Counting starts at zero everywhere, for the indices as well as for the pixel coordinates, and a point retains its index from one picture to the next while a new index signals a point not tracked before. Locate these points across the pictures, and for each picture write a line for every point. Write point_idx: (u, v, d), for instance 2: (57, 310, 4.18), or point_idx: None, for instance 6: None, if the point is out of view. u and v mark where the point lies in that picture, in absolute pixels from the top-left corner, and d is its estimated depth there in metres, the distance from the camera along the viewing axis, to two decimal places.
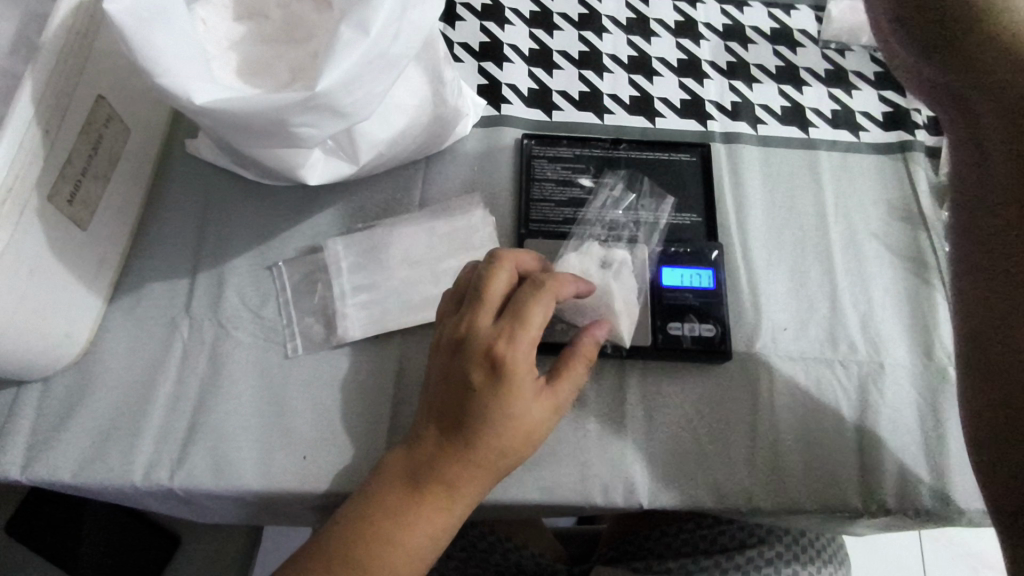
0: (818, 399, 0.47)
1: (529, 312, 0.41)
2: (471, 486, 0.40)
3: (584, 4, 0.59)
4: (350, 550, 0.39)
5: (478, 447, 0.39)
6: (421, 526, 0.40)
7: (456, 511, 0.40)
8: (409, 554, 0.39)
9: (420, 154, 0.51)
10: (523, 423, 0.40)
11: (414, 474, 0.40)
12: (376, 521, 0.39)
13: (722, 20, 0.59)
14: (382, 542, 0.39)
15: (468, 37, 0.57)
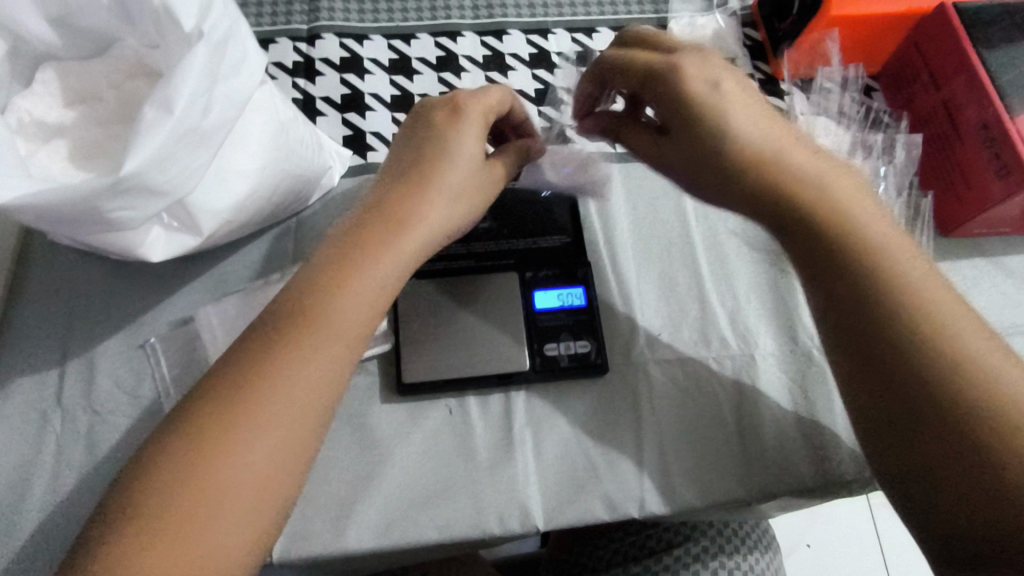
0: (696, 395, 0.49)
1: (428, 155, 0.41)
2: (339, 330, 0.36)
3: (441, 46, 0.62)
4: (222, 395, 0.33)
5: (374, 249, 0.37)
6: (255, 408, 0.33)
7: (301, 391, 0.34)
8: (285, 399, 0.34)
9: (285, 213, 0.51)
10: (386, 269, 0.37)
11: (245, 352, 0.34)
12: (256, 361, 0.34)
13: (573, 47, 0.62)
14: (212, 435, 0.32)
15: (329, 91, 0.59)
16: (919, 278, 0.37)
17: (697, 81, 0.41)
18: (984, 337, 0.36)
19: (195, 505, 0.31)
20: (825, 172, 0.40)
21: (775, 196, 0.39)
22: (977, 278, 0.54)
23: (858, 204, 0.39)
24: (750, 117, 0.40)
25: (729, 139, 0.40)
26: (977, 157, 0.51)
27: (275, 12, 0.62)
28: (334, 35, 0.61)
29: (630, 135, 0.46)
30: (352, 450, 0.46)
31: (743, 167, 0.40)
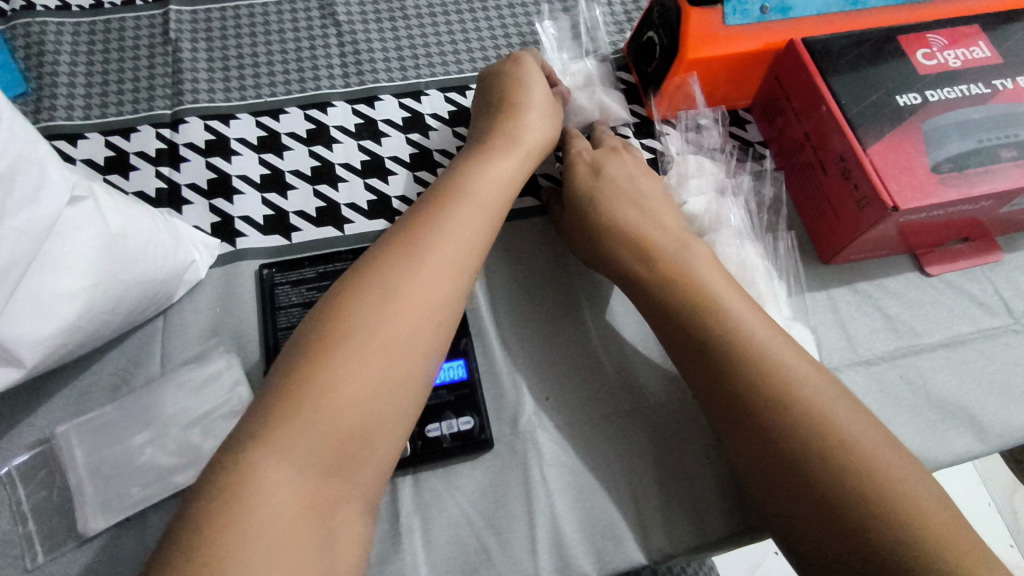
0: (588, 457, 0.48)
1: (466, 167, 0.46)
2: (442, 261, 0.40)
3: (311, 119, 0.60)
4: (324, 343, 0.35)
5: (450, 199, 0.43)
6: (350, 388, 0.34)
7: (387, 380, 0.36)
8: (415, 322, 0.37)
9: (147, 314, 0.49)
10: (483, 191, 0.44)
11: (325, 338, 0.36)
12: (348, 305, 0.37)
13: (447, 107, 0.62)
14: (307, 418, 0.33)
15: (195, 177, 0.57)
16: (773, 346, 0.41)
17: (583, 176, 0.52)
18: (829, 387, 0.39)
19: (294, 492, 0.32)
20: (697, 255, 0.46)
21: (653, 280, 0.46)
22: (857, 304, 0.54)
23: (704, 269, 0.45)
24: (649, 220, 0.49)
25: (608, 221, 0.49)
26: (840, 191, 0.52)
27: (137, 98, 0.60)
28: (198, 118, 0.59)
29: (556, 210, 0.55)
30: None
31: (632, 250, 0.47)
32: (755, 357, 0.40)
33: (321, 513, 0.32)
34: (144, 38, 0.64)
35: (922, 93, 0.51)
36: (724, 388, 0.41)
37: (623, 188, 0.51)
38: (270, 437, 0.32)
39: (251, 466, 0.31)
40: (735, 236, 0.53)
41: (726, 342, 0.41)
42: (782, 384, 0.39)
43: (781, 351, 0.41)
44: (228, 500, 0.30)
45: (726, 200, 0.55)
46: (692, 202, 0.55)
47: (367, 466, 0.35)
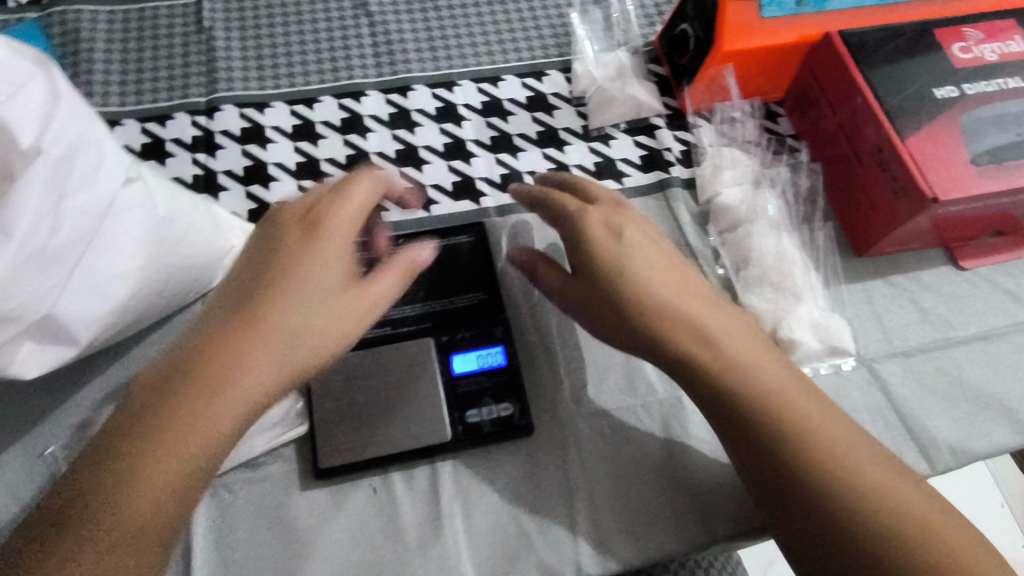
0: (626, 444, 0.48)
1: (302, 266, 0.37)
2: (271, 334, 0.35)
3: (345, 108, 0.61)
4: (146, 408, 0.32)
5: (280, 293, 0.36)
6: (190, 405, 0.32)
7: (223, 430, 0.33)
8: (224, 409, 0.33)
9: (188, 298, 0.49)
10: (307, 301, 0.36)
11: (174, 372, 0.33)
12: (180, 369, 0.33)
13: (480, 97, 0.62)
14: (137, 438, 0.31)
15: (231, 164, 0.57)
16: (783, 386, 0.39)
17: (599, 228, 0.42)
18: (847, 433, 0.38)
19: (165, 489, 0.31)
20: (719, 321, 0.41)
21: (679, 356, 0.40)
22: (892, 297, 0.55)
23: (730, 332, 0.40)
24: (664, 279, 0.41)
25: (634, 289, 0.40)
26: (877, 183, 0.52)
27: (172, 86, 0.61)
28: (234, 106, 0.60)
29: (547, 276, 0.46)
30: (272, 544, 0.44)
31: (648, 320, 0.40)
32: (772, 419, 0.38)
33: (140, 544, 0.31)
34: (178, 26, 0.64)
35: (959, 86, 0.51)
36: (765, 454, 0.38)
37: (642, 238, 0.42)
38: (91, 461, 0.31)
39: (97, 480, 0.31)
40: (771, 227, 0.54)
41: (748, 413, 0.38)
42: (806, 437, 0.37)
43: (810, 405, 0.39)
44: (82, 509, 0.30)
45: (761, 191, 0.55)
46: (726, 193, 0.55)
47: (188, 497, 0.32)
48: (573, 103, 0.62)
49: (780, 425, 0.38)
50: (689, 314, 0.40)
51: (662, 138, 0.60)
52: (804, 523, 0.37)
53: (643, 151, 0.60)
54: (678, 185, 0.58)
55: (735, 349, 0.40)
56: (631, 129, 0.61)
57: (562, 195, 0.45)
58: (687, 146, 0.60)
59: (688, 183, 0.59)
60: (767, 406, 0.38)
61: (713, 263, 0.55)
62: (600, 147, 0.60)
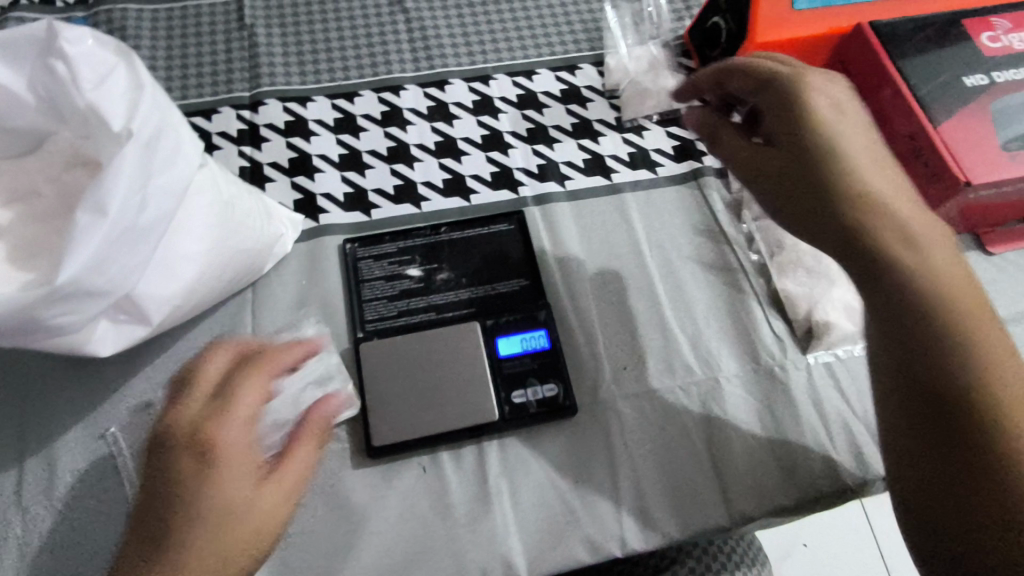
0: (667, 424, 0.49)
1: (221, 409, 0.38)
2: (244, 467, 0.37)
3: (385, 101, 0.62)
4: (175, 480, 0.36)
5: (230, 462, 0.37)
6: (220, 500, 0.36)
7: (253, 538, 0.37)
8: (244, 523, 0.36)
9: (240, 285, 0.51)
10: (235, 458, 0.37)
11: (183, 441, 0.37)
12: (184, 481, 0.36)
13: (515, 90, 0.64)
14: (186, 515, 0.35)
15: (276, 156, 0.59)
16: (994, 335, 0.33)
17: (820, 99, 0.39)
18: (1012, 353, 0.34)
19: (212, 570, 0.35)
20: (919, 219, 0.36)
21: (877, 242, 0.35)
22: None
23: (930, 229, 0.36)
24: (877, 170, 0.37)
25: (845, 166, 0.37)
26: (909, 170, 0.53)
27: (217, 81, 0.63)
28: (277, 100, 0.61)
29: (760, 165, 0.41)
30: (325, 520, 0.45)
31: (855, 219, 0.36)
32: (971, 322, 0.33)
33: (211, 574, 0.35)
34: (220, 23, 0.66)
35: (988, 74, 0.53)
36: (910, 353, 0.34)
37: (844, 140, 0.38)
38: (160, 530, 0.35)
39: (131, 566, 0.35)
40: None
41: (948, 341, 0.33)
42: (1009, 364, 0.32)
43: (1001, 338, 0.33)
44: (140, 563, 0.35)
45: None
46: None
47: (233, 566, 0.36)
48: (606, 95, 0.64)
49: (986, 376, 0.32)
50: (900, 213, 0.36)
51: None
52: (968, 463, 0.31)
53: (675, 141, 0.61)
54: (710, 174, 0.59)
55: (898, 217, 0.36)
56: (663, 121, 0.62)
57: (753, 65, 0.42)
58: None
59: (720, 172, 0.60)
60: (971, 313, 0.34)
61: (746, 249, 0.56)
62: (633, 138, 0.62)
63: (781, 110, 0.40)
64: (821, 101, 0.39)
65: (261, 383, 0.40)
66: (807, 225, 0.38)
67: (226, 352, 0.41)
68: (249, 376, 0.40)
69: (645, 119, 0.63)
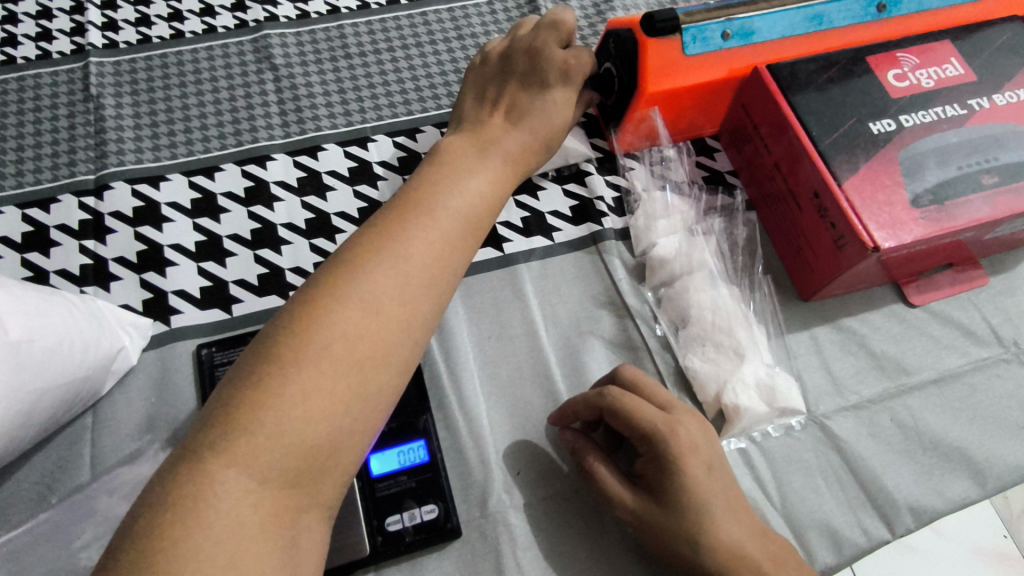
0: (565, 536, 0.44)
1: (423, 192, 0.37)
2: (338, 353, 0.30)
3: (249, 175, 0.56)
4: (238, 405, 0.29)
5: (379, 250, 0.33)
6: (341, 332, 0.30)
7: (330, 416, 0.29)
8: (345, 394, 0.30)
9: (74, 410, 0.45)
10: (462, 194, 0.38)
11: (238, 408, 0.29)
12: (261, 360, 0.30)
13: (396, 152, 0.58)
14: (306, 362, 0.29)
15: (123, 249, 0.52)
16: (758, 548, 0.38)
17: (692, 458, 0.39)
18: (785, 552, 0.39)
19: (292, 458, 0.28)
20: (751, 535, 0.39)
21: (705, 539, 0.38)
22: (841, 343, 0.51)
23: (752, 535, 0.39)
24: (729, 514, 0.39)
25: (717, 540, 0.38)
26: (817, 229, 0.49)
27: (56, 163, 0.56)
28: (125, 182, 0.55)
29: (601, 475, 0.42)
30: None
31: (707, 558, 0.38)
32: None
33: (309, 475, 0.29)
34: (63, 94, 0.59)
35: (896, 118, 0.48)
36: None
37: (726, 522, 0.38)
38: (205, 458, 0.27)
39: (192, 487, 0.27)
40: (710, 279, 0.50)
41: None
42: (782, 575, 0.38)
43: (762, 535, 0.39)
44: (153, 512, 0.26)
45: (698, 240, 0.52)
46: (662, 244, 0.52)
47: (273, 541, 0.27)
48: None
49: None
50: (723, 520, 0.38)
51: (593, 185, 0.56)
52: None
53: (573, 201, 0.56)
54: (611, 237, 0.54)
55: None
56: (559, 177, 0.57)
57: (640, 430, 0.40)
58: (620, 193, 0.57)
59: (622, 233, 0.55)
60: (759, 554, 0.38)
61: (651, 322, 0.51)
62: (527, 199, 0.56)
63: (662, 467, 0.40)
64: (670, 423, 0.40)
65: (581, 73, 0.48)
66: (680, 563, 0.39)
67: (515, 43, 0.49)
68: (571, 80, 0.48)
69: (541, 177, 0.57)
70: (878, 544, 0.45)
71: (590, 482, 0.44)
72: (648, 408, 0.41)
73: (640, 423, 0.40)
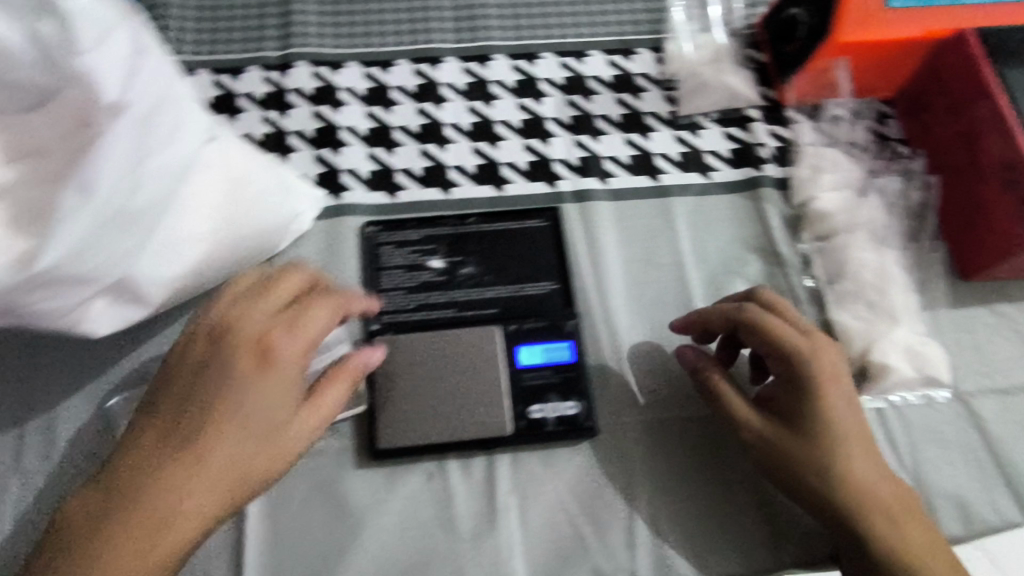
0: (692, 456, 0.46)
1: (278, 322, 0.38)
2: (245, 430, 0.36)
3: (421, 73, 0.58)
4: (163, 441, 0.35)
5: (256, 355, 0.37)
6: (216, 447, 0.35)
7: (223, 477, 0.35)
8: (175, 491, 0.34)
9: (254, 261, 0.48)
10: (308, 345, 0.38)
11: (161, 432, 0.35)
12: (187, 401, 0.36)
13: (563, 72, 0.58)
14: (133, 485, 0.34)
15: (302, 124, 0.55)
16: (882, 485, 0.39)
17: (828, 387, 0.40)
18: (907, 494, 0.40)
19: (158, 524, 0.34)
20: (876, 472, 0.39)
21: (831, 468, 0.39)
22: (995, 327, 0.50)
23: (879, 474, 0.40)
24: (862, 449, 0.40)
25: (846, 470, 0.39)
26: (999, 204, 0.47)
27: (246, 38, 0.58)
28: (307, 63, 0.57)
29: (728, 398, 0.43)
30: (326, 520, 0.44)
31: (829, 488, 0.39)
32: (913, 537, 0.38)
33: (154, 531, 0.33)
34: None
35: None
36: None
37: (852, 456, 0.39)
38: (111, 496, 0.34)
39: (126, 489, 0.34)
40: (871, 242, 0.50)
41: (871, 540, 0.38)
42: (904, 519, 0.39)
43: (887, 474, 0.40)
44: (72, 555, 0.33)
45: (862, 201, 0.52)
46: (823, 199, 0.51)
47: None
48: (662, 86, 0.58)
49: (871, 512, 0.38)
50: (849, 454, 0.39)
51: (756, 132, 0.56)
52: None
53: (733, 144, 0.55)
54: (770, 185, 0.54)
55: (900, 540, 0.38)
56: (723, 120, 0.56)
57: (783, 352, 0.41)
58: (784, 143, 0.55)
59: (781, 183, 0.54)
60: (883, 496, 0.39)
61: (800, 273, 0.51)
62: (688, 136, 0.56)
63: (800, 390, 0.40)
64: (814, 348, 0.41)
65: (289, 291, 0.40)
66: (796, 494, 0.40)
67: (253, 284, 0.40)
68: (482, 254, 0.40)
69: (705, 118, 0.57)
70: (1009, 526, 0.45)
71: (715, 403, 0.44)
72: (790, 334, 0.41)
73: (782, 347, 0.41)
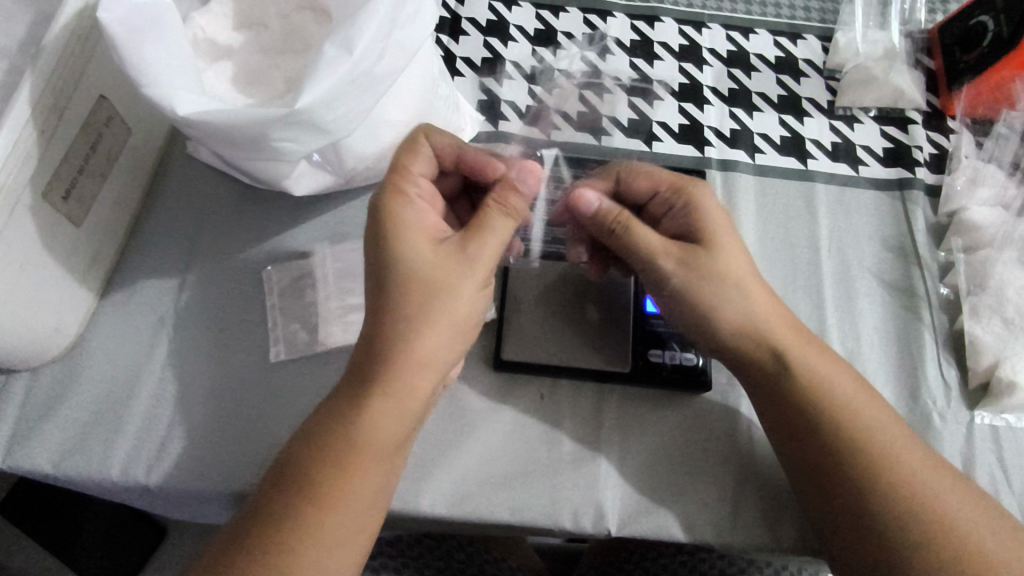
0: None
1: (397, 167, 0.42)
2: (412, 240, 0.40)
3: (589, 24, 0.59)
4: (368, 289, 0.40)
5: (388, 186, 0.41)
6: (370, 281, 0.40)
7: (432, 294, 0.39)
8: (396, 328, 0.38)
9: None
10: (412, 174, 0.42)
11: (378, 242, 0.40)
12: (377, 229, 0.40)
13: (727, 45, 0.59)
14: (367, 326, 0.39)
15: (471, 52, 0.58)
16: (820, 366, 0.42)
17: (717, 222, 0.45)
18: (848, 377, 0.42)
19: (387, 353, 0.38)
20: (807, 349, 0.43)
21: (761, 321, 0.43)
22: None
23: (785, 342, 0.42)
24: (752, 279, 0.44)
25: (743, 298, 0.43)
26: None
27: None
28: None
29: (643, 234, 0.45)
30: (438, 415, 0.46)
31: (743, 334, 0.43)
32: (854, 413, 0.40)
33: (388, 367, 0.38)
34: None
35: None
36: (845, 488, 0.39)
37: (762, 307, 0.43)
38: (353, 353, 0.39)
39: (362, 346, 0.39)
40: (1019, 260, 0.49)
41: (808, 406, 0.41)
42: (841, 400, 0.41)
43: (813, 357, 0.42)
44: (356, 387, 0.38)
45: (1017, 220, 0.50)
46: (976, 210, 0.51)
47: (388, 410, 0.37)
48: (824, 75, 0.58)
49: (815, 387, 0.41)
50: (753, 301, 0.43)
51: (914, 135, 0.55)
52: (823, 473, 0.40)
53: (889, 143, 0.55)
54: (920, 188, 0.53)
55: (824, 380, 0.41)
56: (881, 118, 0.56)
57: (665, 177, 0.47)
58: (940, 151, 0.55)
59: (931, 190, 0.54)
60: (812, 377, 0.41)
61: (936, 280, 0.51)
62: (843, 127, 0.56)
63: (691, 219, 0.46)
64: (688, 184, 0.47)
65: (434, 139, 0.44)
66: (719, 312, 0.43)
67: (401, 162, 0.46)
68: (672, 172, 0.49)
69: (862, 113, 0.56)
70: None
71: (634, 250, 0.45)
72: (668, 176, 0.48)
73: (663, 184, 0.47)
